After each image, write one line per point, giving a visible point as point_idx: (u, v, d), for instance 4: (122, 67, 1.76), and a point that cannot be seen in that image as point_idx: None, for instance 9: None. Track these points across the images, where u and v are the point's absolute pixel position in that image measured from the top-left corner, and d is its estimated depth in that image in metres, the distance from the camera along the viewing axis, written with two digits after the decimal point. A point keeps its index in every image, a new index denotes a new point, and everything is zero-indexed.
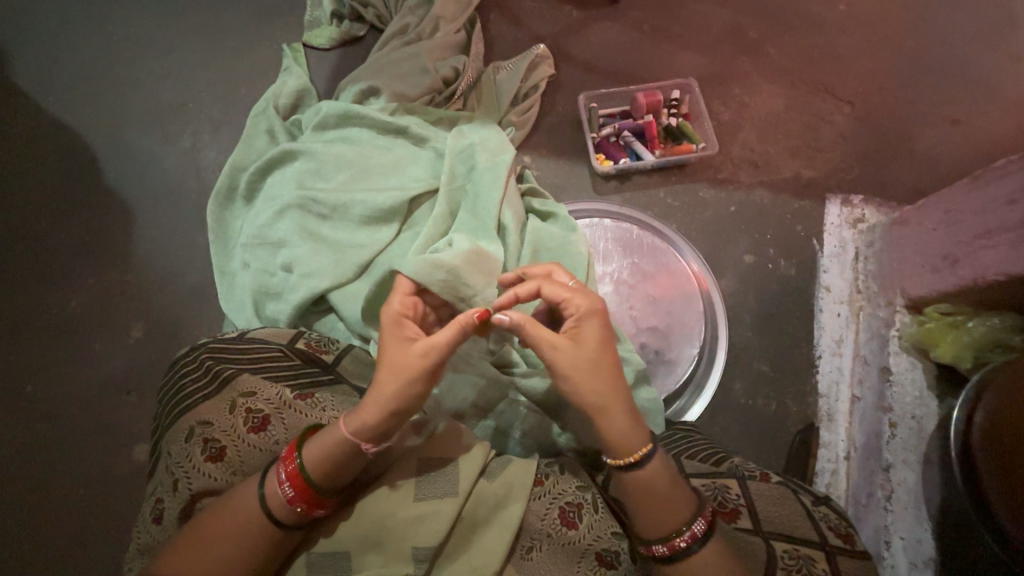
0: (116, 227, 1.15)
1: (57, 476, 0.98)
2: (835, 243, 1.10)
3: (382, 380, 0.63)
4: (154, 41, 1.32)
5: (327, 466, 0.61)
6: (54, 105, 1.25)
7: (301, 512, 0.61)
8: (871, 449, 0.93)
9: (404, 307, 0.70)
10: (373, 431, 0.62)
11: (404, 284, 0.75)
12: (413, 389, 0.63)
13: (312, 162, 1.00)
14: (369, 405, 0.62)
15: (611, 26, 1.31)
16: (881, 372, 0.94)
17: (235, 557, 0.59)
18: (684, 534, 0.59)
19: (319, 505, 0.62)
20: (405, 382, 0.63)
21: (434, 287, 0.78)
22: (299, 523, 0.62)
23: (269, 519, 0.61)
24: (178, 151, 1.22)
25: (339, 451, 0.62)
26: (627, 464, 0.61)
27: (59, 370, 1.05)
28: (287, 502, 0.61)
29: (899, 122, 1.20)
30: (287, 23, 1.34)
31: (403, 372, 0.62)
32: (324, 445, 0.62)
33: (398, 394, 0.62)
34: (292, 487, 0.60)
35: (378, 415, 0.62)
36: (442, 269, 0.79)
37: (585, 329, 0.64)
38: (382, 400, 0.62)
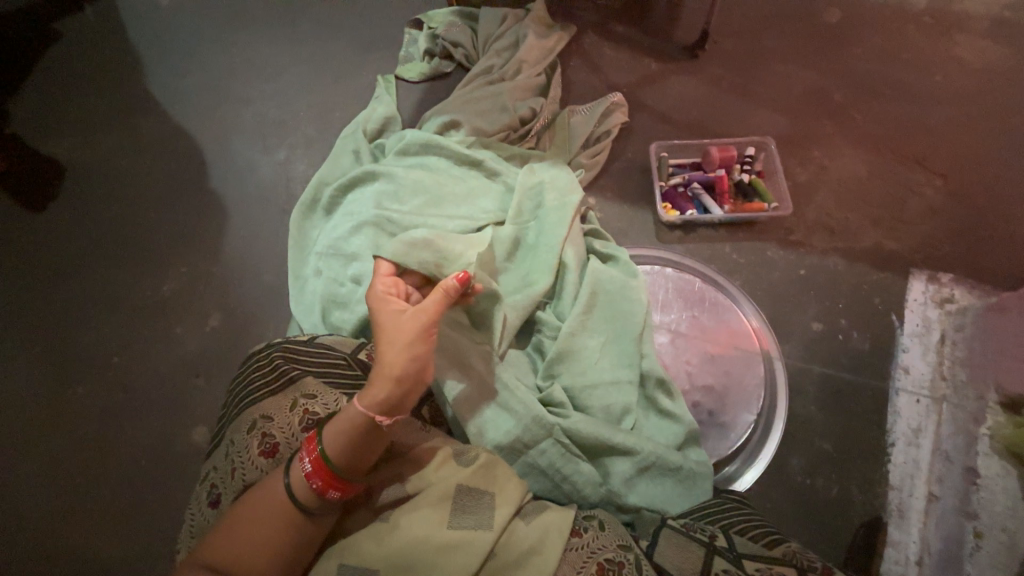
0: (212, 224, 1.27)
1: (126, 445, 1.06)
2: (917, 322, 1.02)
3: (384, 352, 0.69)
4: (269, 65, 1.48)
5: (344, 441, 0.64)
6: (179, 113, 1.43)
7: (317, 490, 0.63)
8: (951, 558, 0.82)
9: (387, 289, 0.79)
10: (387, 400, 0.66)
11: (385, 268, 0.85)
12: (414, 352, 0.69)
13: (392, 184, 1.07)
14: (376, 378, 0.67)
15: (689, 80, 1.34)
16: (966, 473, 0.85)
17: (263, 543, 0.61)
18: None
19: (334, 486, 0.63)
20: (407, 347, 0.69)
21: (414, 267, 0.86)
22: (317, 507, 0.64)
23: (291, 498, 0.63)
24: (274, 162, 1.35)
25: (358, 428, 0.65)
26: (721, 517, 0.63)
27: (144, 347, 1.15)
28: (305, 477, 0.63)
29: (998, 201, 1.12)
30: (384, 57, 1.48)
31: (403, 336, 0.69)
32: (341, 422, 0.65)
33: (403, 360, 0.68)
34: (311, 461, 0.63)
35: (389, 384, 0.66)
36: (420, 248, 0.87)
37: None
38: (390, 369, 0.67)
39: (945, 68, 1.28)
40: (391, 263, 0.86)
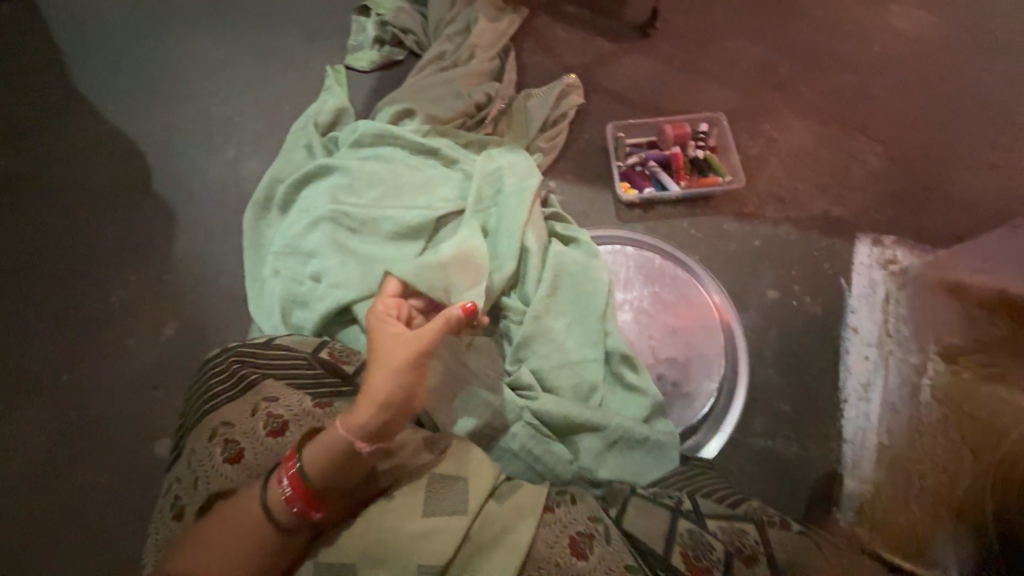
0: (159, 229, 1.21)
1: (82, 465, 1.01)
2: (865, 284, 1.08)
3: (375, 374, 0.66)
4: (210, 58, 1.41)
5: (327, 467, 0.62)
6: (114, 113, 1.34)
7: (297, 513, 0.61)
8: (897, 502, 0.88)
9: (388, 308, 0.76)
10: (371, 426, 0.63)
11: (392, 287, 0.80)
12: (404, 378, 0.67)
13: (347, 177, 1.04)
14: (364, 399, 0.65)
15: (642, 60, 1.34)
16: (911, 421, 0.91)
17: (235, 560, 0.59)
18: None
19: (315, 508, 0.62)
20: (398, 371, 0.66)
21: (423, 289, 0.82)
22: (297, 527, 0.62)
23: (269, 521, 0.61)
24: (222, 161, 1.29)
25: (338, 453, 0.62)
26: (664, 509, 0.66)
27: (93, 362, 1.09)
28: (285, 501, 0.61)
29: (933, 165, 1.18)
30: (332, 46, 1.42)
31: (396, 359, 0.67)
32: (321, 444, 0.62)
33: (391, 385, 0.66)
34: (290, 485, 0.61)
35: (374, 408, 0.64)
36: (433, 270, 0.84)
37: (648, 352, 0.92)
38: (378, 394, 0.65)
39: (883, 38, 1.33)
40: (399, 282, 0.81)
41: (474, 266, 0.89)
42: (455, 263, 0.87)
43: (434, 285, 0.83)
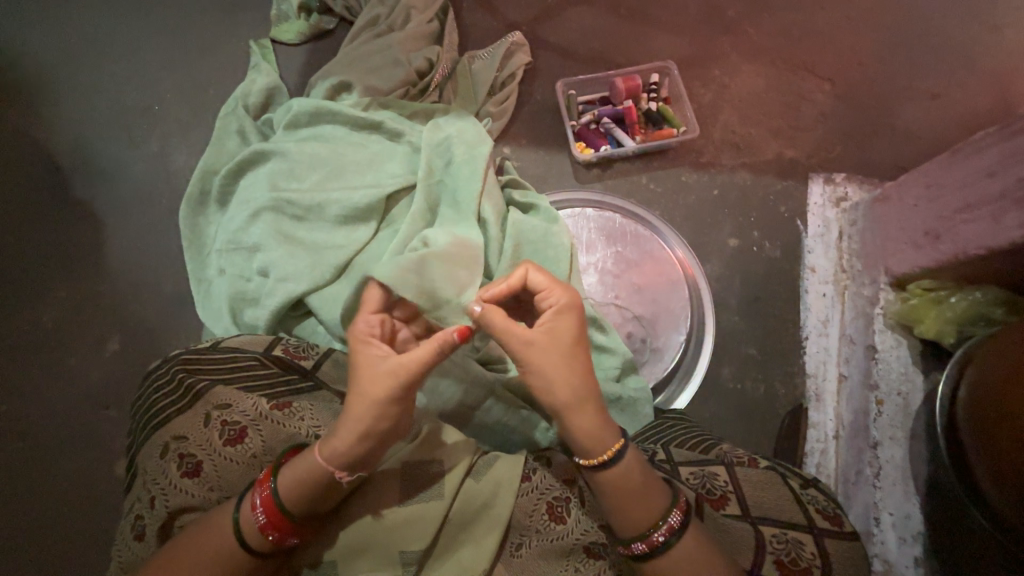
0: (86, 237, 1.11)
1: (37, 495, 0.95)
2: (819, 223, 1.10)
3: (353, 404, 0.61)
4: (115, 41, 1.26)
5: (301, 494, 0.60)
6: (12, 113, 1.20)
7: (273, 540, 0.60)
8: (859, 427, 0.93)
9: (371, 327, 0.67)
10: (349, 457, 0.60)
11: (374, 300, 0.70)
12: (384, 411, 0.60)
13: (285, 162, 0.97)
14: (343, 434, 0.60)
15: (588, 11, 1.28)
16: (867, 350, 0.94)
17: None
18: (661, 528, 0.59)
19: (291, 534, 0.60)
20: (376, 404, 0.60)
21: (410, 295, 0.75)
22: (274, 552, 0.61)
23: (245, 549, 0.59)
24: (146, 156, 1.18)
25: (316, 480, 0.60)
26: (598, 464, 0.61)
27: (34, 388, 1.02)
28: (259, 529, 0.59)
29: (878, 98, 1.19)
30: (253, 18, 1.30)
31: (377, 395, 0.60)
32: (297, 471, 0.60)
33: (371, 418, 0.60)
34: (264, 513, 0.59)
35: (351, 439, 0.60)
36: (419, 274, 0.78)
37: (563, 330, 0.63)
38: (357, 427, 0.60)
39: None
40: (383, 291, 0.72)
41: (461, 267, 0.84)
42: (440, 262, 0.82)
43: (422, 291, 0.76)
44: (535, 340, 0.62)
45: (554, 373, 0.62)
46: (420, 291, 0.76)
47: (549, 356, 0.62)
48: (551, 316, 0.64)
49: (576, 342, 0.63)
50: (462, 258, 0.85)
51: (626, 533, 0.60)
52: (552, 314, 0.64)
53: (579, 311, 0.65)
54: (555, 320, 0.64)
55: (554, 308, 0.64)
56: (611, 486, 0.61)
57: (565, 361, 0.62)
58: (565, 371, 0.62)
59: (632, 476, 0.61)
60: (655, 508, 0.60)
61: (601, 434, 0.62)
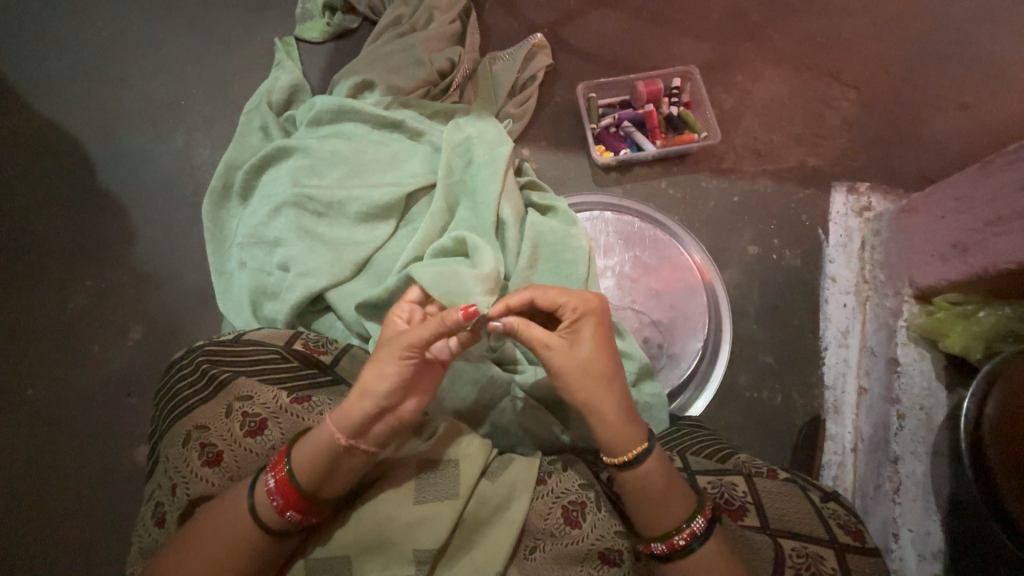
0: (112, 227, 1.14)
1: (58, 478, 0.98)
2: (841, 233, 1.08)
3: (364, 375, 0.62)
4: (144, 37, 1.29)
5: (307, 460, 0.60)
6: (45, 105, 1.23)
7: (276, 509, 0.59)
8: (879, 441, 0.91)
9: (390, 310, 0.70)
10: (354, 427, 0.60)
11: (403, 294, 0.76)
12: (391, 380, 0.61)
13: (307, 158, 0.98)
14: (351, 405, 0.61)
15: (610, 14, 1.28)
16: (888, 363, 0.93)
17: (212, 550, 0.58)
18: (683, 531, 0.59)
19: (294, 507, 0.60)
20: (385, 377, 0.61)
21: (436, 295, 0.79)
22: (276, 527, 0.60)
23: (251, 519, 0.59)
24: (171, 150, 1.20)
25: (324, 452, 0.60)
26: (620, 463, 0.61)
27: (58, 373, 1.04)
28: (266, 493, 0.60)
29: (905, 107, 1.17)
30: (279, 16, 1.32)
31: (384, 366, 0.62)
32: (309, 441, 0.61)
33: (378, 391, 0.61)
34: (275, 479, 0.60)
35: (360, 411, 0.61)
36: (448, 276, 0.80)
37: (581, 328, 0.64)
38: (365, 399, 0.61)
39: None
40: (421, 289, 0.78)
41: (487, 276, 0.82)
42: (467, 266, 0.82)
43: (446, 291, 0.79)
44: (553, 340, 0.63)
45: (569, 365, 0.62)
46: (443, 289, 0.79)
47: (563, 347, 0.62)
48: (573, 318, 0.64)
49: (597, 341, 0.63)
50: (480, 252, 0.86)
51: (647, 533, 0.61)
52: (571, 320, 0.64)
53: (596, 309, 0.65)
54: (574, 325, 0.64)
55: (572, 310, 0.64)
56: (633, 486, 0.62)
57: (580, 354, 0.62)
58: (581, 364, 0.62)
59: (654, 476, 0.61)
60: (675, 514, 0.60)
61: (623, 432, 0.62)
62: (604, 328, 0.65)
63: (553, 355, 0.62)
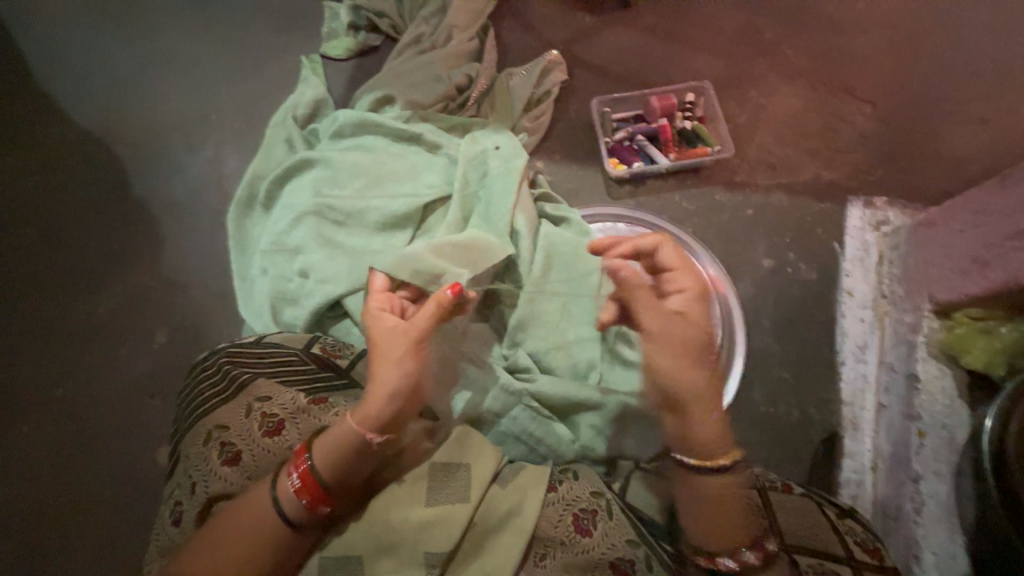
0: (143, 235, 1.19)
1: (82, 475, 1.01)
2: (858, 247, 1.07)
3: (377, 371, 0.69)
4: (180, 55, 1.36)
5: (334, 458, 0.63)
6: (85, 118, 1.30)
7: (306, 507, 0.62)
8: (899, 459, 0.89)
9: (382, 305, 0.77)
10: (381, 419, 0.66)
11: (380, 283, 0.81)
12: (405, 368, 0.69)
13: (328, 170, 1.01)
14: (372, 396, 0.67)
15: (624, 31, 1.31)
16: (909, 380, 0.91)
17: (242, 551, 0.59)
18: (756, 548, 0.61)
19: (324, 501, 0.63)
20: (400, 364, 0.69)
21: (407, 279, 0.82)
22: (305, 521, 0.63)
23: (279, 516, 0.61)
24: (200, 162, 1.26)
25: (349, 447, 0.64)
26: (711, 468, 0.66)
27: (87, 374, 1.08)
28: (294, 494, 0.62)
29: (922, 121, 1.17)
30: (305, 35, 1.38)
31: (396, 352, 0.70)
32: (330, 442, 0.64)
33: (396, 378, 0.68)
34: (300, 480, 0.62)
35: (382, 401, 0.66)
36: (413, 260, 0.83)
37: (697, 307, 0.77)
38: (384, 386, 0.67)
39: None
40: (386, 276, 0.82)
41: (458, 254, 0.87)
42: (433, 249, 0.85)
43: (416, 273, 0.82)
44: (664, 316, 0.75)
45: (682, 331, 0.75)
46: (413, 274, 0.82)
47: (682, 321, 0.75)
48: (687, 298, 0.77)
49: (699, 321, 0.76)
50: (464, 244, 0.88)
51: (711, 546, 0.62)
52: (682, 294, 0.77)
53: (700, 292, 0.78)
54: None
55: (682, 292, 0.77)
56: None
57: (696, 324, 0.76)
58: (695, 336, 0.75)
59: (731, 490, 0.66)
60: (744, 533, 0.62)
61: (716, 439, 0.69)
62: (704, 308, 0.78)
63: (678, 326, 0.75)
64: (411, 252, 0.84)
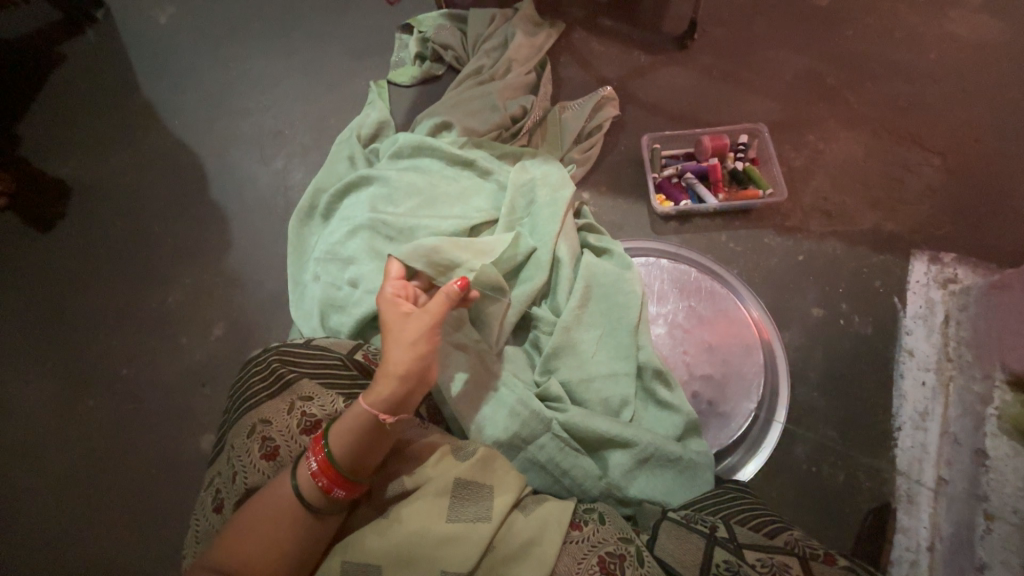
0: (215, 234, 1.30)
1: (135, 454, 1.08)
2: (920, 304, 1.01)
3: (389, 352, 0.69)
4: (264, 77, 1.50)
5: (349, 442, 0.64)
6: (177, 128, 1.45)
7: (322, 490, 0.63)
8: (961, 542, 0.79)
9: (396, 291, 0.78)
10: (393, 400, 0.66)
11: (395, 270, 0.81)
12: (415, 351, 0.69)
13: (385, 188, 1.07)
14: (383, 377, 0.67)
15: (680, 71, 1.33)
16: (976, 454, 0.81)
17: (267, 534, 0.61)
18: None
19: (339, 486, 0.63)
20: (411, 346, 0.69)
21: (419, 267, 0.85)
22: (320, 506, 0.63)
23: (297, 497, 0.63)
24: (271, 172, 1.36)
25: (360, 426, 0.65)
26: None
27: (150, 359, 1.17)
28: (311, 476, 0.63)
29: (998, 177, 1.10)
30: (376, 63, 1.49)
31: (407, 335, 0.70)
32: (346, 423, 0.65)
33: (406, 360, 0.68)
34: (318, 462, 0.63)
35: (393, 382, 0.67)
36: (429, 253, 0.86)
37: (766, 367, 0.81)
38: (395, 368, 0.67)
39: (940, 45, 1.26)
40: (401, 264, 0.83)
41: (473, 251, 0.92)
42: (448, 243, 0.89)
43: (429, 263, 0.86)
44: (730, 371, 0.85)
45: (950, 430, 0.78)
46: (427, 263, 0.86)
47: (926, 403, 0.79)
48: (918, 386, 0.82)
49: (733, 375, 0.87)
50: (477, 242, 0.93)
51: None
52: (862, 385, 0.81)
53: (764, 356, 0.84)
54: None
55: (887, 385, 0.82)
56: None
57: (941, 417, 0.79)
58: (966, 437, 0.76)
59: None
60: None
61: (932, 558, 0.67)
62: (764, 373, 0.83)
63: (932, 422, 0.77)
64: (425, 244, 0.87)
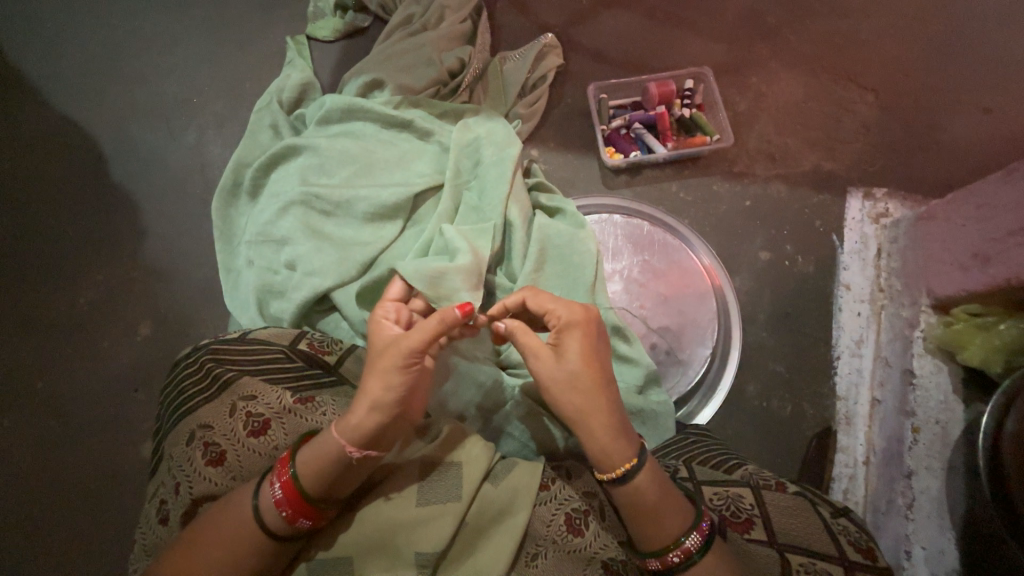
0: (125, 223, 1.15)
1: (66, 471, 0.99)
2: (856, 239, 1.06)
3: (365, 381, 0.63)
4: (159, 36, 1.30)
5: (316, 473, 0.60)
6: (59, 101, 1.25)
7: (287, 519, 0.59)
8: (892, 454, 0.90)
9: (388, 311, 0.70)
10: (358, 433, 0.60)
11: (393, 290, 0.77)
12: (388, 381, 0.61)
13: (315, 157, 0.97)
14: (355, 406, 0.61)
15: (623, 14, 1.27)
16: (904, 374, 0.91)
17: (228, 561, 0.58)
18: (679, 547, 0.58)
19: (304, 515, 0.59)
20: (385, 375, 0.62)
21: (421, 288, 0.78)
22: (290, 534, 0.60)
23: (259, 525, 0.59)
24: (183, 148, 1.21)
25: (328, 458, 0.60)
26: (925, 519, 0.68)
27: (68, 368, 1.05)
28: (275, 505, 0.59)
29: (924, 111, 1.14)
30: (291, 15, 1.32)
31: (382, 363, 0.62)
32: (313, 451, 0.60)
33: (376, 391, 0.61)
34: (281, 490, 0.59)
35: (361, 413, 0.61)
36: (435, 278, 0.79)
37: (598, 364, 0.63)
38: (365, 400, 0.61)
39: None
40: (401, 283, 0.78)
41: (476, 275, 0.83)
42: (458, 270, 0.81)
43: (431, 284, 0.79)
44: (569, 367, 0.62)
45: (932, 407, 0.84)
46: (428, 284, 0.79)
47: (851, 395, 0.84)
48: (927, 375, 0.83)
49: (584, 355, 0.64)
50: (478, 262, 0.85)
51: (644, 548, 0.60)
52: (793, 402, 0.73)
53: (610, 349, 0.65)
54: (560, 337, 0.65)
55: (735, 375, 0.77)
56: (628, 500, 0.61)
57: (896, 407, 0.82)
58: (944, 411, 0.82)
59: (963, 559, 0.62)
60: (673, 527, 0.59)
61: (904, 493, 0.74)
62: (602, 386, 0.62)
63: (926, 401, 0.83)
64: (437, 266, 0.80)
